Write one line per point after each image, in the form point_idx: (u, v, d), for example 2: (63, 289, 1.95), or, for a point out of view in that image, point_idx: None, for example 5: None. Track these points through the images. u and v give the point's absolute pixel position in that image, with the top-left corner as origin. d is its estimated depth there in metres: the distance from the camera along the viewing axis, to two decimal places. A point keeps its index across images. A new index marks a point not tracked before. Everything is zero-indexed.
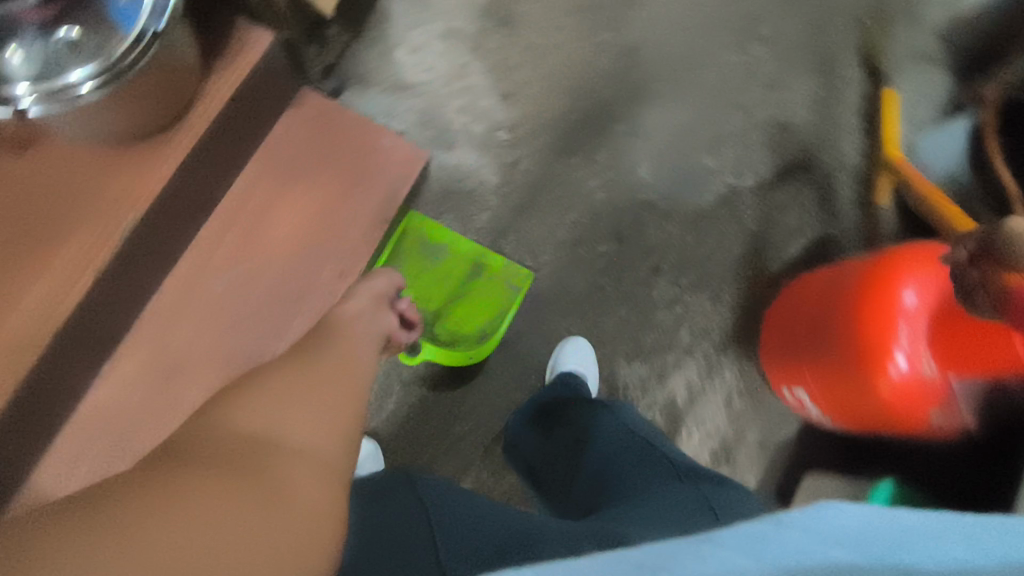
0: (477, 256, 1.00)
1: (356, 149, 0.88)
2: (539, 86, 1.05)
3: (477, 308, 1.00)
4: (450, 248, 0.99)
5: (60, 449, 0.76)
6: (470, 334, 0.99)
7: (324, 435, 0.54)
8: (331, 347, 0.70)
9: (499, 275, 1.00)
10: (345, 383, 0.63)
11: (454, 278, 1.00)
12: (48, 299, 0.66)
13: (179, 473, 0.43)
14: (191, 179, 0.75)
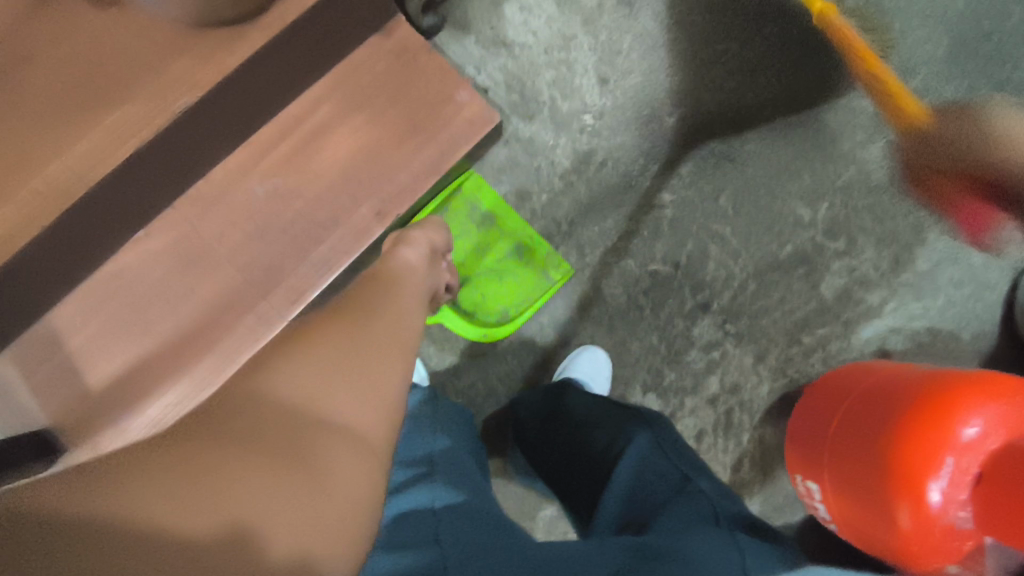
0: (522, 236, 0.95)
1: (434, 95, 0.86)
2: (642, 80, 0.97)
3: (509, 290, 0.95)
4: (497, 218, 0.95)
5: (76, 298, 0.79)
6: (488, 312, 0.95)
7: (369, 412, 0.44)
8: (378, 305, 0.59)
9: (537, 261, 0.94)
10: (389, 347, 0.53)
11: (494, 250, 0.96)
12: (89, 160, 0.66)
13: (220, 433, 0.37)
14: (254, 81, 0.73)
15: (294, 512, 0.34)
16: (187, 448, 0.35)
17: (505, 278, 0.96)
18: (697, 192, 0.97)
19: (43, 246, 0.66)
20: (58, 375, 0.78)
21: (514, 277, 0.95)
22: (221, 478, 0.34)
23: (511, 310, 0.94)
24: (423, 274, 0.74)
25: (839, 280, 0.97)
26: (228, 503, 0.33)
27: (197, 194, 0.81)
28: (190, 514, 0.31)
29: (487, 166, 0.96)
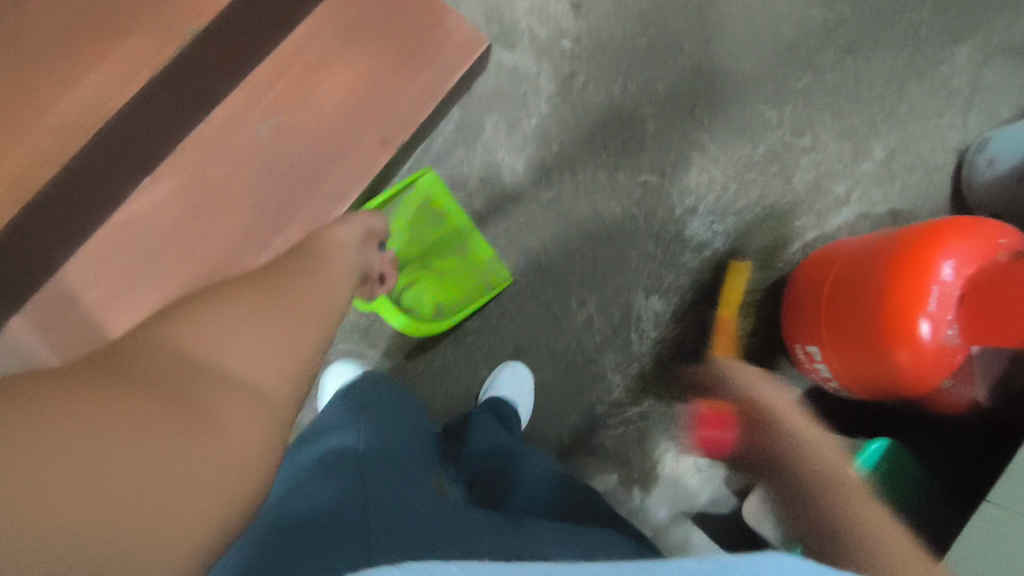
0: (467, 238, 0.98)
1: (422, 23, 0.89)
2: (612, 3, 1.03)
3: (448, 287, 1.01)
4: (446, 216, 0.97)
5: (89, 250, 0.80)
6: (426, 306, 1.00)
7: (280, 367, 0.48)
8: (319, 264, 0.64)
9: (479, 264, 0.99)
10: (313, 309, 0.56)
11: (438, 247, 0.99)
12: (105, 90, 0.68)
13: (102, 385, 0.38)
14: (252, 14, 0.76)
15: (130, 505, 0.33)
16: (70, 388, 0.36)
17: (444, 275, 1.01)
18: (673, 103, 1.03)
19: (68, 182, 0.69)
20: (74, 327, 0.78)
21: (454, 276, 1.01)
22: (82, 426, 0.34)
23: (445, 307, 1.00)
24: (355, 251, 0.70)
25: (809, 174, 1.06)
26: (94, 464, 0.33)
27: (199, 135, 0.82)
28: (80, 458, 0.33)
29: (476, 96, 1.00)
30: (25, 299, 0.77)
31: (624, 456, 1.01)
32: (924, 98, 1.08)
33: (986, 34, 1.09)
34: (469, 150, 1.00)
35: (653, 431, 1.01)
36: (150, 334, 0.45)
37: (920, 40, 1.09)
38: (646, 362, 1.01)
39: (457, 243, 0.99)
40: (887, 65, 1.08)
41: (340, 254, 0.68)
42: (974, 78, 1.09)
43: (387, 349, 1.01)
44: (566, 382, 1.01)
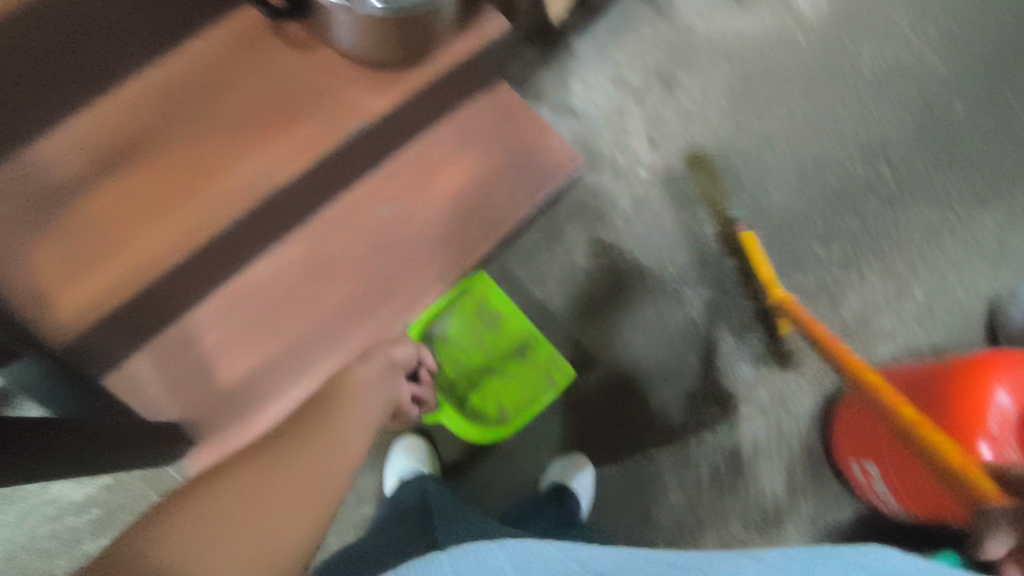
0: (525, 339, 1.08)
1: (527, 144, 1.04)
2: (683, 144, 1.19)
3: (509, 391, 1.06)
4: (502, 320, 1.08)
5: (217, 299, 0.89)
6: (490, 409, 1.06)
7: (292, 519, 0.60)
8: (330, 413, 0.75)
9: (539, 362, 1.07)
10: (326, 456, 0.69)
11: (497, 350, 1.08)
12: (273, 165, 0.80)
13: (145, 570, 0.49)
14: (398, 119, 0.90)
15: None
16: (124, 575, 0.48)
17: (505, 380, 1.07)
18: (733, 231, 1.16)
19: (225, 238, 0.80)
20: (197, 369, 0.87)
21: (512, 381, 1.07)
22: None
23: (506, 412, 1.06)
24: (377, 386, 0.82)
25: (855, 306, 1.16)
26: None
27: (331, 213, 0.94)
28: None
29: (561, 207, 1.13)
30: (155, 337, 0.87)
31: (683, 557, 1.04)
32: (958, 250, 1.20)
33: (1008, 201, 1.23)
34: (550, 251, 1.11)
35: (708, 537, 1.04)
36: (170, 513, 0.55)
37: (952, 201, 1.23)
38: (700, 468, 1.06)
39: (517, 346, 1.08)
40: (923, 219, 1.21)
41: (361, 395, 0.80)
42: (1000, 238, 1.21)
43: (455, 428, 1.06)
44: (625, 477, 1.06)
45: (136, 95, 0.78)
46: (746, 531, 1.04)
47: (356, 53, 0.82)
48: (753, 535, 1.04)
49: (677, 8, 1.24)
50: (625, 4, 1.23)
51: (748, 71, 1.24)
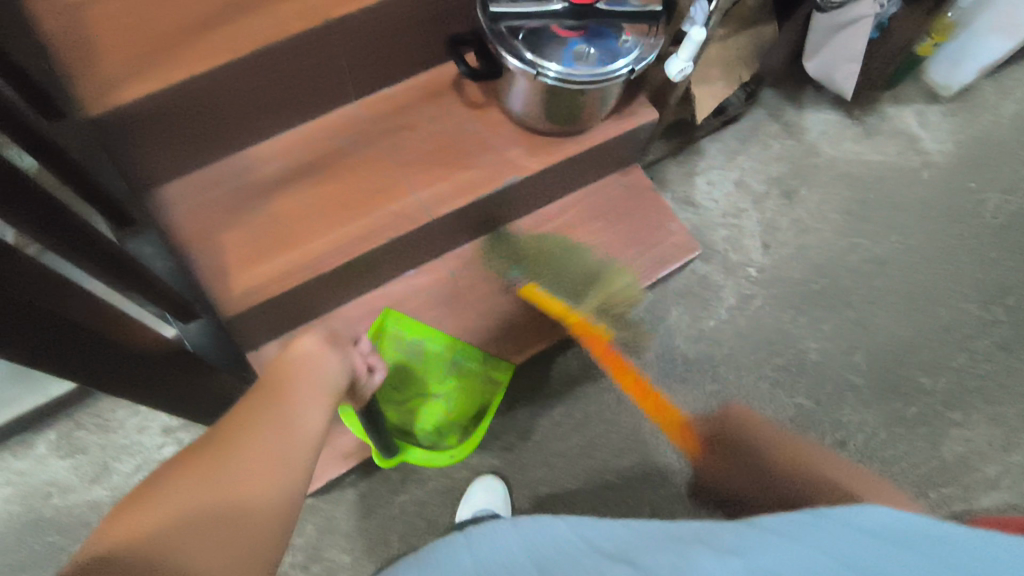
0: (454, 355, 1.00)
1: (651, 224, 1.12)
2: (796, 252, 1.23)
3: (455, 409, 1.00)
4: (427, 345, 1.00)
5: (353, 306, 1.00)
6: (446, 431, 1.00)
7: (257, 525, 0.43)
8: (299, 364, 0.60)
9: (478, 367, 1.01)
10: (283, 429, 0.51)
11: (428, 373, 1.00)
12: (435, 200, 0.90)
13: None
14: (546, 180, 1.00)
15: None
16: None
17: (447, 399, 1.01)
18: (835, 345, 1.17)
19: (380, 253, 0.90)
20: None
21: (459, 398, 1.01)
22: None
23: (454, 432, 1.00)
24: (327, 360, 0.62)
25: (957, 446, 1.12)
26: None
27: (465, 251, 1.05)
28: None
29: (669, 289, 1.18)
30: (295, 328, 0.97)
31: None
32: None
33: None
34: (652, 328, 1.15)
35: None
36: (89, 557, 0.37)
37: None
38: None
39: (450, 362, 1.01)
40: None
41: (314, 364, 0.61)
42: None
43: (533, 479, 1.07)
44: None
45: (336, 126, 0.92)
46: None
47: (524, 118, 0.93)
48: None
49: (804, 129, 1.32)
50: (754, 118, 1.32)
51: (866, 196, 1.29)
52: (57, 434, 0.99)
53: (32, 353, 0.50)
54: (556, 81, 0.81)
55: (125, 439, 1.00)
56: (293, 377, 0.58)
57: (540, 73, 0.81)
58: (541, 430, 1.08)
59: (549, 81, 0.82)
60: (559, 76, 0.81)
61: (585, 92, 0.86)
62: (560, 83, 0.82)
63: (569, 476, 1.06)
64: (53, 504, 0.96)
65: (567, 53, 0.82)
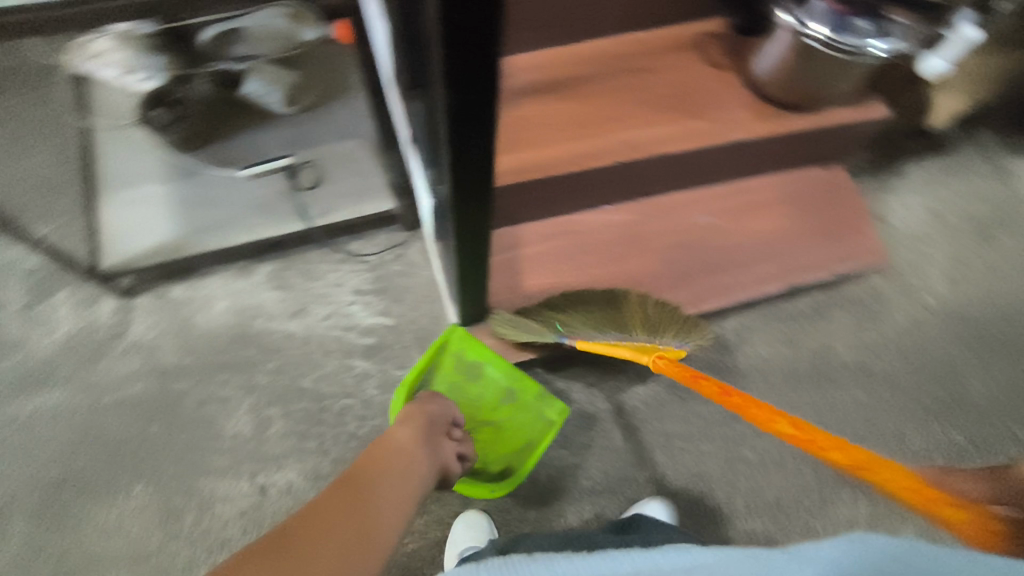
0: (509, 384, 1.02)
1: (844, 223, 1.14)
2: (982, 292, 1.20)
3: (508, 439, 1.02)
4: (483, 370, 1.03)
5: (548, 223, 1.08)
6: (496, 461, 1.01)
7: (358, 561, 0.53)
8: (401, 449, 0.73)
9: (532, 401, 1.02)
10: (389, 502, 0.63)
11: (486, 397, 1.04)
12: (665, 137, 0.97)
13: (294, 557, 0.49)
14: (760, 150, 1.05)
15: None
16: None
17: (504, 426, 1.03)
18: (1005, 393, 1.13)
19: (602, 174, 0.97)
20: (513, 268, 1.04)
21: (512, 429, 1.02)
22: None
23: (505, 464, 1.01)
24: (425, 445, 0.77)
25: None
26: None
27: (661, 202, 1.11)
28: None
29: (840, 293, 1.18)
30: (496, 227, 1.07)
31: None
32: None
33: None
34: (814, 326, 1.16)
35: None
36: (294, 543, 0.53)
37: None
38: None
39: (506, 389, 1.03)
40: None
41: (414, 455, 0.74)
42: None
43: (668, 429, 1.10)
44: None
45: (591, 55, 1.01)
46: None
47: (764, 82, 0.98)
48: None
49: (1015, 178, 1.28)
50: (964, 155, 1.30)
51: None
52: (273, 269, 1.14)
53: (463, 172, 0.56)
54: (817, 44, 0.86)
55: (325, 288, 1.14)
56: (395, 456, 0.71)
57: (807, 33, 0.85)
58: (686, 387, 1.12)
59: (811, 42, 0.86)
60: (823, 40, 0.85)
61: (838, 63, 0.89)
62: (820, 48, 0.86)
63: (703, 437, 1.09)
64: (257, 322, 1.10)
65: (836, 24, 0.83)
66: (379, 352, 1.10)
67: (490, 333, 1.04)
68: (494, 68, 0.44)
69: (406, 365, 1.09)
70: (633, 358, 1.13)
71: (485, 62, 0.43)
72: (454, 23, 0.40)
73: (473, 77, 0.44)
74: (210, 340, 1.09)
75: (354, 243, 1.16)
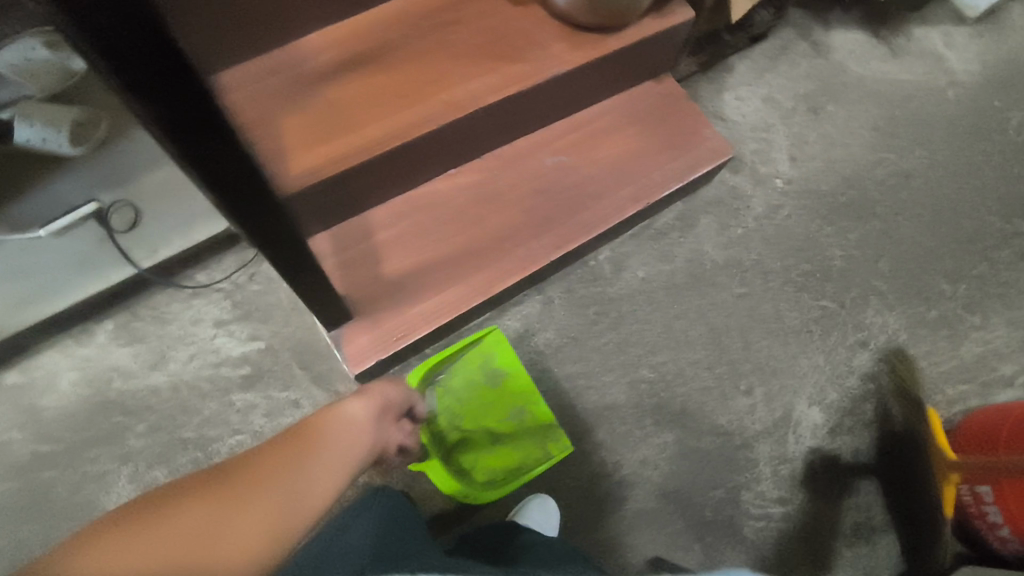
0: (527, 404, 1.07)
1: (685, 130, 1.15)
2: (823, 164, 1.26)
3: (496, 458, 1.06)
4: (507, 378, 1.08)
5: (396, 202, 1.04)
6: (482, 471, 1.05)
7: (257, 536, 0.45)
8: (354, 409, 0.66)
9: (537, 430, 1.06)
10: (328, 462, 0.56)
11: (493, 410, 1.07)
12: (484, 88, 0.94)
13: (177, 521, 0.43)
14: (585, 78, 1.03)
15: None
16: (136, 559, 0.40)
17: (501, 442, 1.07)
18: (861, 253, 1.21)
19: (431, 139, 0.93)
20: (370, 258, 1.00)
21: (511, 445, 1.06)
22: None
23: (484, 476, 1.05)
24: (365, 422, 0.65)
25: (977, 349, 1.16)
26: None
27: (505, 152, 1.09)
28: None
29: (699, 198, 1.21)
30: (341, 220, 1.01)
31: (775, 556, 1.04)
32: None
33: None
34: (682, 235, 1.19)
35: (796, 534, 1.04)
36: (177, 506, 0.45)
37: None
38: (799, 464, 1.07)
39: (518, 408, 1.07)
40: None
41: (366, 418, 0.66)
42: None
43: (569, 373, 1.11)
44: (724, 459, 1.08)
45: (390, 18, 0.95)
46: (837, 541, 1.04)
47: (568, 10, 0.95)
48: (841, 546, 1.04)
49: (832, 49, 1.34)
50: (783, 38, 1.34)
51: (893, 113, 1.31)
52: (117, 323, 1.04)
53: (193, 161, 0.49)
54: None
55: (180, 329, 1.05)
56: (345, 418, 0.63)
57: None
58: (576, 327, 1.13)
59: None
60: None
61: None
62: None
63: (603, 370, 1.11)
64: (114, 386, 1.01)
65: None
66: (258, 380, 1.03)
67: (365, 331, 0.98)
68: (174, 48, 0.39)
69: (290, 385, 1.03)
70: (519, 314, 1.12)
71: (139, 36, 0.37)
72: (105, 26, 0.35)
73: (160, 71, 0.40)
74: (68, 420, 1.00)
75: (200, 273, 1.07)
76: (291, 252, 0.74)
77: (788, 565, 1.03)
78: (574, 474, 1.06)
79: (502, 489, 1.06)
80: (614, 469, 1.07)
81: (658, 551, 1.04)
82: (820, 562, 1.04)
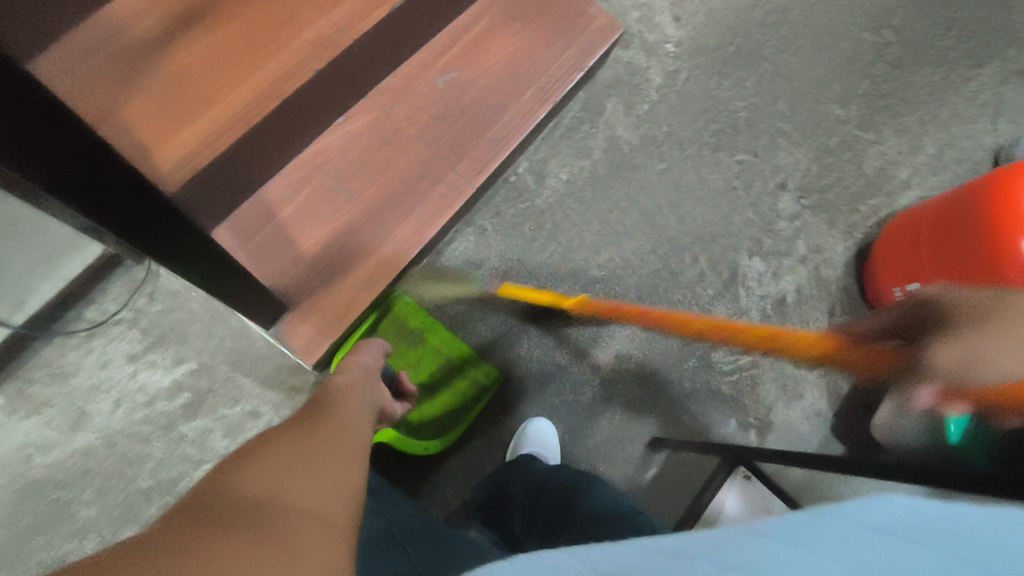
0: (451, 350, 1.04)
1: (569, 12, 1.08)
2: (706, 18, 1.24)
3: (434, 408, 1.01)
4: (426, 334, 1.03)
5: (290, 171, 0.92)
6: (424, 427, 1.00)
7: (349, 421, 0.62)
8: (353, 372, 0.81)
9: (468, 370, 1.04)
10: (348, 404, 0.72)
11: (420, 366, 1.02)
12: (353, 16, 0.83)
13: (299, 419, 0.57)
14: None
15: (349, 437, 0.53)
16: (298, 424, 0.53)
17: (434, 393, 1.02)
18: (760, 98, 1.23)
19: (312, 87, 0.82)
20: (284, 240, 0.90)
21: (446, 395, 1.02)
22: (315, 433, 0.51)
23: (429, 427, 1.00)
24: (367, 388, 0.77)
25: (876, 162, 1.23)
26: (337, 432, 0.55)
27: (390, 84, 0.98)
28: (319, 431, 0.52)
29: (599, 83, 1.17)
30: (235, 206, 0.89)
31: (752, 401, 1.11)
32: (962, 107, 1.27)
33: (1003, 60, 1.31)
34: (593, 126, 1.15)
35: (766, 376, 1.12)
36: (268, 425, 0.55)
37: (951, 63, 1.29)
38: (753, 314, 1.13)
39: (443, 357, 1.03)
40: (928, 79, 1.28)
41: (358, 389, 0.75)
42: (997, 93, 1.29)
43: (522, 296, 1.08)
44: (687, 330, 1.12)
45: None
46: (800, 371, 1.13)
47: None
48: (805, 373, 1.12)
49: None
50: None
51: None
52: (9, 395, 0.89)
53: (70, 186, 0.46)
54: None
55: (89, 379, 0.91)
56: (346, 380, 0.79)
57: None
58: (517, 248, 1.09)
59: None
60: None
61: None
62: None
63: (554, 282, 1.09)
64: (37, 463, 0.88)
65: None
66: (201, 403, 0.93)
67: (304, 319, 0.90)
68: None
69: (239, 398, 0.93)
70: (456, 252, 1.07)
71: None
72: None
73: None
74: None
75: (88, 310, 0.92)
76: (213, 258, 0.66)
77: (765, 407, 1.11)
78: (555, 390, 1.07)
79: (492, 426, 1.05)
80: (592, 373, 1.08)
81: (653, 432, 1.08)
82: (789, 394, 1.12)
